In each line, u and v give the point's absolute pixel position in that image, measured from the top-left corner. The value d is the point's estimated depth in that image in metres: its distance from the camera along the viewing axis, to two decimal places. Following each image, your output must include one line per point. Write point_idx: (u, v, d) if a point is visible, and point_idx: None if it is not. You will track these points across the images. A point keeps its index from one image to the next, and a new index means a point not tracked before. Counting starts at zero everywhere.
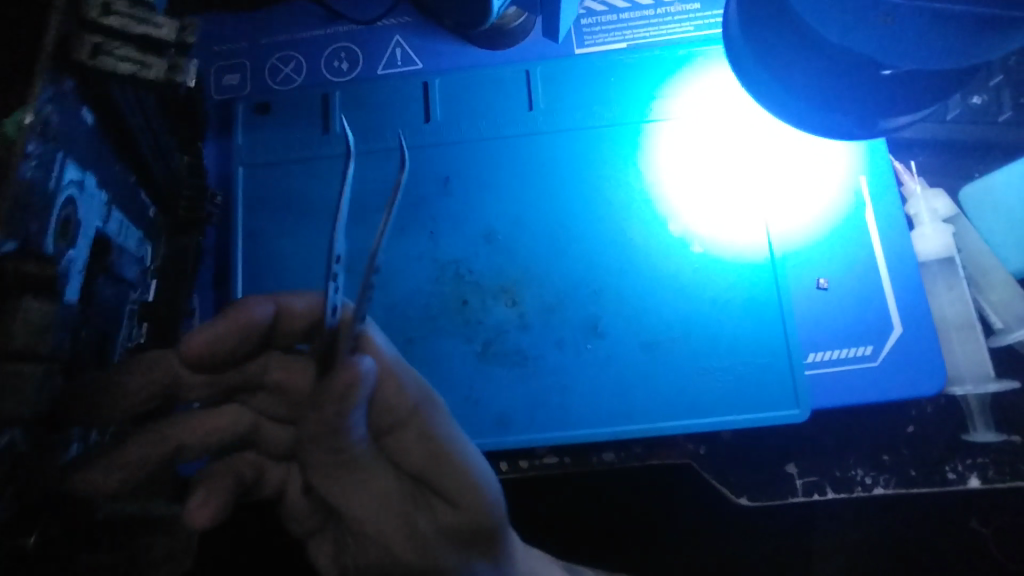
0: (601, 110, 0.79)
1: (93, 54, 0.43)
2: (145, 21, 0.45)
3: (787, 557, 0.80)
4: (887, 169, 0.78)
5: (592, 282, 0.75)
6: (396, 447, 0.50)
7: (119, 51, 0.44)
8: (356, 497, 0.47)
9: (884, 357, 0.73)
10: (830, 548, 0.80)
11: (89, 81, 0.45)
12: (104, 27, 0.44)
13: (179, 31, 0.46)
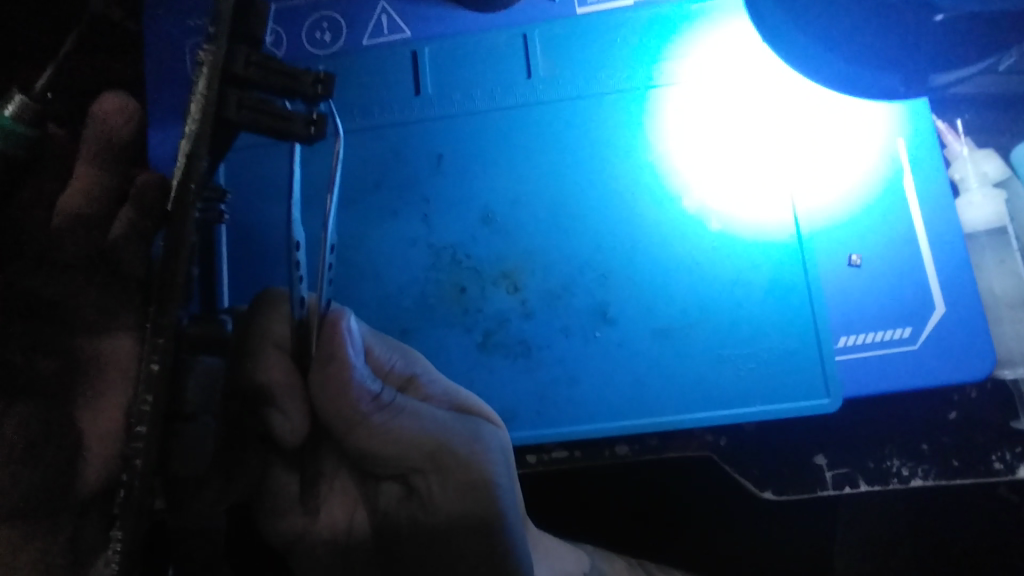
0: (606, 76, 0.72)
1: (236, 109, 0.38)
2: (286, 74, 0.40)
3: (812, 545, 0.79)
4: (929, 130, 0.70)
5: (600, 266, 0.69)
6: (419, 407, 0.56)
7: (261, 104, 0.38)
8: (399, 442, 0.54)
9: (924, 340, 0.66)
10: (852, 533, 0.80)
11: (223, 137, 0.39)
12: (245, 82, 0.39)
13: (316, 83, 0.41)
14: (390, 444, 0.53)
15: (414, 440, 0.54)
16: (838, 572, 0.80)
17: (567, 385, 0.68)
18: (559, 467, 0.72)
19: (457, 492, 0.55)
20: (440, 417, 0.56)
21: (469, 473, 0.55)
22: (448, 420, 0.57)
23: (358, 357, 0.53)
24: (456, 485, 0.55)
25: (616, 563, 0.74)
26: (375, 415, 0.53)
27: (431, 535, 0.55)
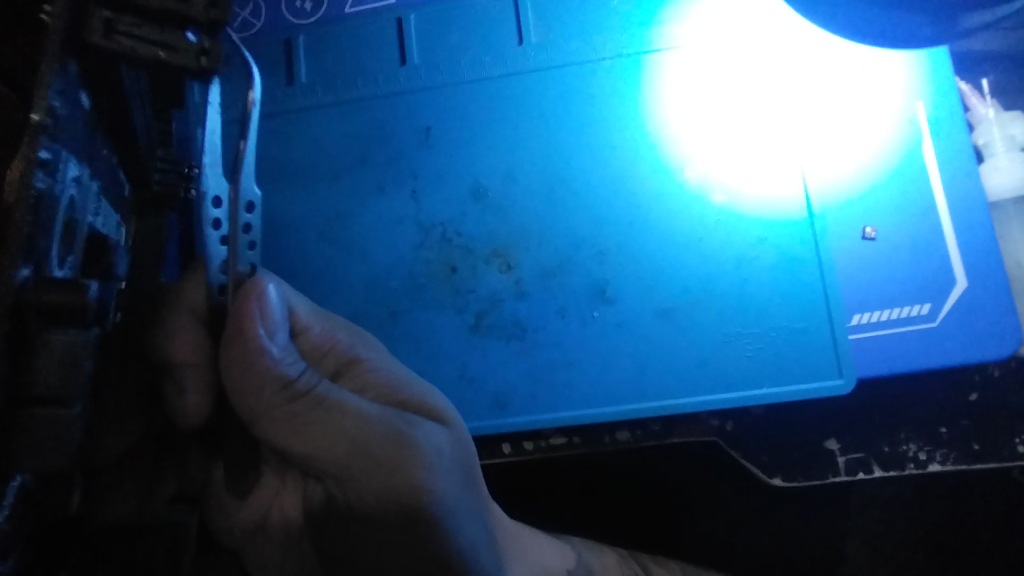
0: (601, 41, 0.68)
1: (105, 34, 0.34)
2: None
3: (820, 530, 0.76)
4: (950, 92, 0.65)
5: (598, 242, 0.65)
6: (348, 395, 0.49)
7: (136, 29, 0.35)
8: (318, 439, 0.46)
9: (944, 317, 0.62)
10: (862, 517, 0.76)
11: (99, 66, 0.36)
12: (122, 8, 0.35)
13: (208, 6, 0.36)
14: (305, 440, 0.46)
15: (333, 439, 0.47)
16: (849, 557, 0.77)
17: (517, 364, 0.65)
18: (557, 453, 0.68)
19: (382, 498, 0.49)
20: (368, 409, 0.49)
21: (398, 475, 0.49)
22: (379, 412, 0.49)
23: (271, 339, 0.45)
24: (376, 488, 0.48)
25: (608, 557, 0.73)
26: (288, 406, 0.46)
27: (359, 532, 0.51)
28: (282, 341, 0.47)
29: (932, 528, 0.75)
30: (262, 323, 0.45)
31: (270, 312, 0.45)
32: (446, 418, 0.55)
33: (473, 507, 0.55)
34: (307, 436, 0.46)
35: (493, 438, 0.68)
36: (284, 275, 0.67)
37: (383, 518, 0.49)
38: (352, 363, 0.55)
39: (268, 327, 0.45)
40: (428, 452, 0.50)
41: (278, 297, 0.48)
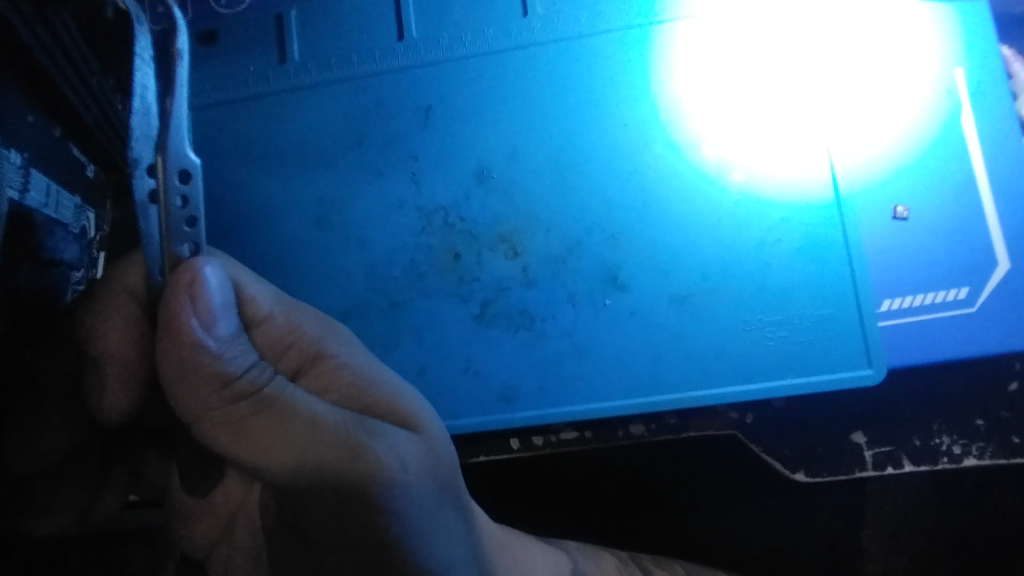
0: (614, 9, 0.63)
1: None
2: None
3: (840, 528, 0.73)
4: (992, 58, 0.60)
5: (608, 226, 0.61)
6: (299, 397, 0.44)
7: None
8: (261, 445, 0.42)
9: (984, 302, 0.58)
10: (884, 516, 0.72)
11: None
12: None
13: None
14: (245, 447, 0.42)
15: (276, 449, 0.41)
16: (871, 555, 0.73)
17: (501, 360, 0.62)
18: (568, 449, 0.65)
19: (331, 519, 0.43)
20: (321, 413, 0.44)
21: (350, 491, 0.42)
22: (333, 416, 0.44)
23: (208, 334, 0.42)
24: (326, 508, 0.43)
25: (606, 563, 0.69)
26: (229, 408, 0.42)
27: (315, 558, 0.45)
28: (222, 333, 0.43)
29: (965, 530, 0.71)
30: (195, 314, 0.41)
31: (202, 301, 0.42)
32: (421, 425, 0.49)
33: (452, 528, 0.49)
34: (249, 443, 0.42)
35: (501, 433, 0.65)
36: (281, 264, 0.64)
37: (338, 540, 0.44)
38: (318, 359, 0.50)
39: (202, 318, 0.42)
40: (389, 467, 0.44)
41: (222, 285, 0.44)
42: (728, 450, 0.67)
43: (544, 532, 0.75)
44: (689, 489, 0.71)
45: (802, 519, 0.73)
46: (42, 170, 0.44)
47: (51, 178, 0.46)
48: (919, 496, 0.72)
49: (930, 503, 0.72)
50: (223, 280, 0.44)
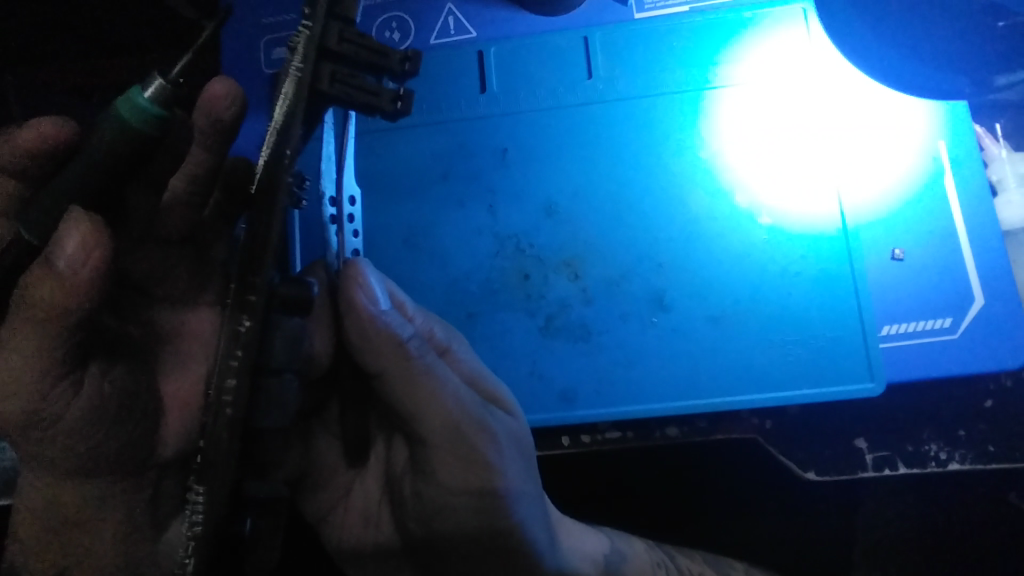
0: (663, 77, 0.76)
1: (330, 82, 0.42)
2: (376, 51, 0.43)
3: (837, 526, 0.84)
4: (969, 131, 0.74)
5: (657, 255, 0.73)
6: (444, 375, 0.58)
7: (352, 78, 0.42)
8: (424, 404, 0.56)
9: (964, 330, 0.70)
10: (875, 519, 0.84)
11: (311, 95, 0.42)
12: (338, 55, 0.42)
13: (404, 60, 0.43)
14: (408, 400, 0.56)
15: (428, 406, 0.57)
16: (857, 553, 0.85)
17: (565, 364, 0.73)
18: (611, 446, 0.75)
19: (460, 468, 0.59)
20: (462, 393, 0.59)
21: (469, 449, 0.58)
22: (467, 397, 0.59)
23: (374, 307, 0.54)
24: (452, 454, 0.58)
25: (637, 547, 0.78)
26: (399, 366, 0.55)
27: (436, 499, 0.61)
28: (384, 308, 0.55)
29: (940, 527, 0.84)
30: (364, 295, 0.54)
31: (368, 286, 0.54)
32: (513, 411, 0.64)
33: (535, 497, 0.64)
34: (405, 396, 0.56)
35: (553, 431, 0.75)
36: None
37: (458, 484, 0.59)
38: (445, 353, 0.64)
39: (370, 297, 0.54)
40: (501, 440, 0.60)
41: (376, 280, 0.57)
42: (756, 453, 0.78)
43: (590, 519, 0.85)
44: (713, 484, 0.82)
45: (804, 521, 0.84)
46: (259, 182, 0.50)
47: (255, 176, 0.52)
48: (904, 500, 0.84)
49: (909, 509, 0.84)
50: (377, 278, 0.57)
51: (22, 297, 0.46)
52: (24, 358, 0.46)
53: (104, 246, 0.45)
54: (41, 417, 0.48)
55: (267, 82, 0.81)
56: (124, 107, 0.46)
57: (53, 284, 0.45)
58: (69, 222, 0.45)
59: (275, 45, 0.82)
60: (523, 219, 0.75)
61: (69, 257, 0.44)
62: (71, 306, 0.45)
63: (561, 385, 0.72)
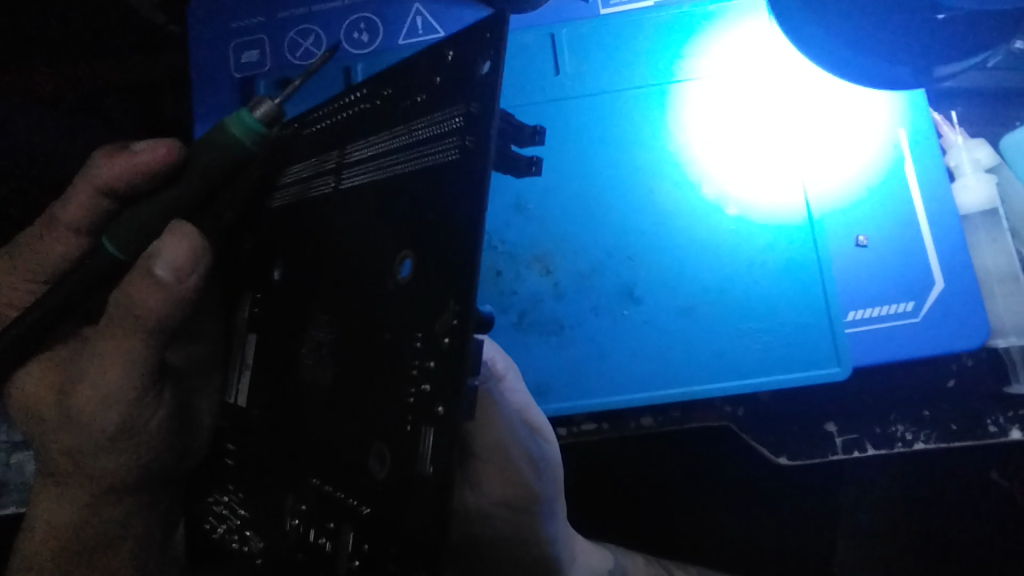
0: (629, 71, 0.77)
1: None
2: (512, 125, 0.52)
3: (818, 507, 0.88)
4: (927, 118, 0.76)
5: (626, 249, 0.74)
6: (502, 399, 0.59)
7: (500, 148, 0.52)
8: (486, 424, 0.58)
9: (925, 313, 0.72)
10: (860, 492, 0.89)
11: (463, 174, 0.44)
12: None
13: (533, 133, 0.52)
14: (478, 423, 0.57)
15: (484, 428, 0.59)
16: (843, 531, 0.89)
17: (542, 360, 0.73)
18: (589, 438, 0.77)
19: (500, 481, 0.60)
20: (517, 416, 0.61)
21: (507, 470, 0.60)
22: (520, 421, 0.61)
23: None
24: (496, 470, 0.60)
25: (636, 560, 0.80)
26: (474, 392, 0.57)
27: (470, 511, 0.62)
28: None
29: (917, 503, 0.88)
30: None
31: None
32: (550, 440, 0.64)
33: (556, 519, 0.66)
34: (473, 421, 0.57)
35: None
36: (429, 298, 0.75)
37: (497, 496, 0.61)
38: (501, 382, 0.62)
39: None
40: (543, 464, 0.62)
41: None
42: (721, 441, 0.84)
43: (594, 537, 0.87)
44: (689, 473, 0.86)
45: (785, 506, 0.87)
46: (379, 230, 0.51)
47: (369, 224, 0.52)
48: (886, 479, 0.89)
49: (890, 484, 0.89)
50: None
51: (122, 302, 0.52)
52: (118, 373, 0.54)
53: (202, 256, 0.53)
54: (129, 427, 0.57)
55: (238, 87, 0.81)
56: (233, 124, 0.50)
57: (153, 289, 0.52)
58: (170, 232, 0.52)
59: (244, 49, 0.82)
60: (498, 216, 0.76)
61: (174, 266, 0.52)
62: (171, 309, 0.53)
63: (536, 378, 0.73)
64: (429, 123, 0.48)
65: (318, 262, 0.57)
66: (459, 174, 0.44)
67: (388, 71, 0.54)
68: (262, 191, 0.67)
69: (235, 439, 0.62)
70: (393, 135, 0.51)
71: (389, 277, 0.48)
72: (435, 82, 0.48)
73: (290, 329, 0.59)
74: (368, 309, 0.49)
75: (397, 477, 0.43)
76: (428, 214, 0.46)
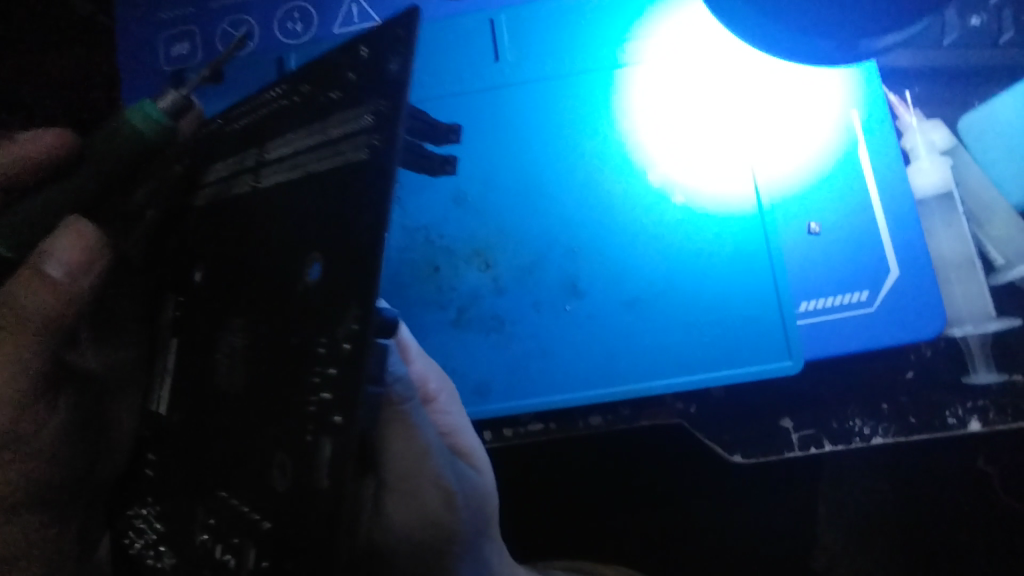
0: (571, 56, 0.74)
1: None
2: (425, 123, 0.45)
3: (794, 505, 0.86)
4: (882, 99, 0.73)
5: (569, 241, 0.71)
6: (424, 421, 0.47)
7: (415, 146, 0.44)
8: (413, 447, 0.45)
9: (880, 302, 0.69)
10: (837, 489, 0.86)
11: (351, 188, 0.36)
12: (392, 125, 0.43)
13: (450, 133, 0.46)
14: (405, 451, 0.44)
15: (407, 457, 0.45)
16: (821, 528, 0.86)
17: (482, 358, 0.70)
18: (535, 439, 0.74)
19: (416, 510, 0.45)
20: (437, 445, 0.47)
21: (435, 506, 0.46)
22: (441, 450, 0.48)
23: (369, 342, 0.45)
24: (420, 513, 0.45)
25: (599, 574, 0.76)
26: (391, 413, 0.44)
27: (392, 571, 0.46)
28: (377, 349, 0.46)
29: (896, 497, 0.86)
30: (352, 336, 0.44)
31: None
32: (484, 471, 0.55)
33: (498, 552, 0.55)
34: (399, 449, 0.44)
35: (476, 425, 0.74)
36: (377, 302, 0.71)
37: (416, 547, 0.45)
38: (431, 405, 0.55)
39: None
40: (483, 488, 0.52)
41: None
42: (688, 451, 0.81)
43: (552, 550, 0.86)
44: (657, 478, 0.84)
45: (759, 503, 0.85)
46: (273, 233, 0.42)
47: (266, 225, 0.43)
48: (870, 474, 0.86)
49: (873, 480, 0.86)
50: None
51: (7, 303, 0.47)
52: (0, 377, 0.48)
53: (100, 259, 0.48)
54: (15, 439, 0.51)
55: (167, 80, 0.77)
56: (135, 116, 0.46)
57: (43, 291, 0.46)
58: (64, 230, 0.47)
59: (173, 41, 0.79)
60: (437, 209, 0.73)
61: (67, 267, 0.46)
62: (63, 311, 0.48)
63: (477, 377, 0.70)
64: (337, 121, 0.39)
65: (223, 261, 0.48)
66: (354, 177, 0.36)
67: (304, 65, 0.44)
68: (179, 188, 0.57)
69: (158, 450, 0.53)
70: (303, 136, 0.41)
71: (293, 285, 0.39)
72: (348, 78, 0.39)
73: (197, 344, 0.50)
74: (274, 333, 0.39)
75: (300, 494, 0.34)
76: (329, 217, 0.38)
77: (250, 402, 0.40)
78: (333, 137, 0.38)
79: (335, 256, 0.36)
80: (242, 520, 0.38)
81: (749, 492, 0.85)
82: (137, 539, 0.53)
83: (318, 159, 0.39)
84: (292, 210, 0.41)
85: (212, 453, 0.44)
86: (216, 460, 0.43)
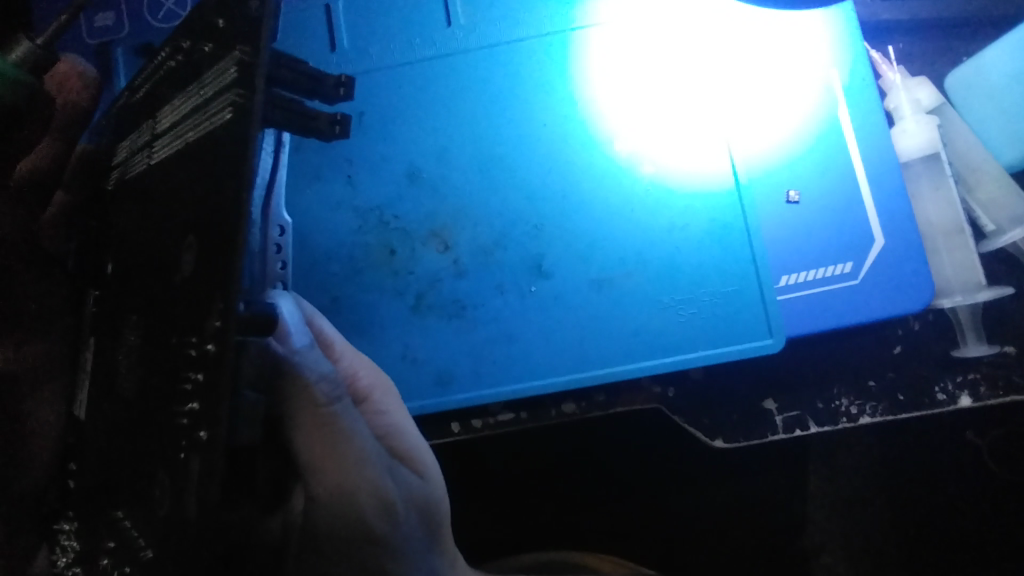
0: (528, 18, 0.68)
1: (268, 109, 0.38)
2: (309, 76, 0.40)
3: (787, 488, 0.82)
4: (864, 56, 0.68)
5: (532, 218, 0.66)
6: (355, 425, 0.44)
7: (294, 104, 0.39)
8: (334, 455, 0.42)
9: (865, 274, 0.65)
10: (829, 467, 0.83)
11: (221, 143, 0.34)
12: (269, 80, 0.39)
13: (338, 86, 0.41)
14: (328, 457, 0.41)
15: (332, 463, 0.42)
16: (812, 512, 0.83)
17: (443, 347, 0.66)
18: (506, 430, 0.70)
19: (340, 520, 0.43)
20: (368, 446, 0.45)
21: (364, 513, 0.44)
22: (374, 452, 0.45)
23: (284, 345, 0.42)
24: (344, 521, 0.43)
25: None
26: (320, 413, 0.42)
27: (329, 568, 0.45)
28: (297, 345, 0.43)
29: (893, 475, 0.82)
30: (273, 333, 0.42)
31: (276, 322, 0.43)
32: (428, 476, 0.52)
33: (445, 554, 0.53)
34: (323, 453, 0.41)
35: (442, 417, 0.69)
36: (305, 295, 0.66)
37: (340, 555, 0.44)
38: (362, 403, 0.53)
39: (279, 333, 0.42)
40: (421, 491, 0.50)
41: (292, 312, 0.46)
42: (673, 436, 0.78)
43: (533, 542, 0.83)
44: (642, 464, 0.80)
45: (750, 487, 0.81)
46: (169, 214, 0.38)
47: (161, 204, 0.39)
48: (867, 452, 0.83)
49: (869, 457, 0.83)
50: (294, 311, 0.46)
51: None
52: None
53: None
54: None
55: (92, 54, 0.71)
56: None
57: None
58: None
59: (96, 12, 0.72)
60: (388, 188, 0.67)
61: None
62: None
63: (437, 367, 0.66)
64: (212, 75, 0.36)
65: (128, 250, 0.43)
66: (223, 136, 0.33)
67: (183, 22, 0.42)
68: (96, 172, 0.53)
69: (79, 458, 0.47)
70: (185, 95, 0.39)
71: (189, 272, 0.35)
72: (217, 25, 0.37)
73: (109, 340, 0.45)
74: (167, 318, 0.36)
75: (177, 514, 0.31)
76: (207, 194, 0.34)
77: (155, 408, 0.36)
78: (211, 90, 0.36)
79: (210, 244, 0.32)
80: (132, 547, 0.36)
81: (740, 476, 0.81)
82: (59, 556, 0.47)
83: (197, 127, 0.36)
84: (190, 182, 0.36)
85: (119, 463, 0.39)
86: (122, 472, 0.38)
